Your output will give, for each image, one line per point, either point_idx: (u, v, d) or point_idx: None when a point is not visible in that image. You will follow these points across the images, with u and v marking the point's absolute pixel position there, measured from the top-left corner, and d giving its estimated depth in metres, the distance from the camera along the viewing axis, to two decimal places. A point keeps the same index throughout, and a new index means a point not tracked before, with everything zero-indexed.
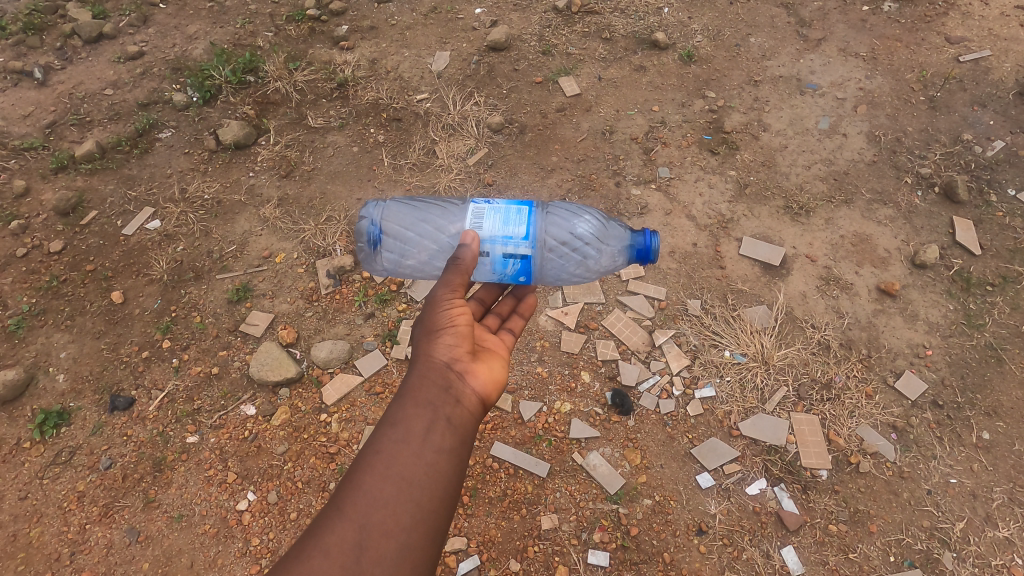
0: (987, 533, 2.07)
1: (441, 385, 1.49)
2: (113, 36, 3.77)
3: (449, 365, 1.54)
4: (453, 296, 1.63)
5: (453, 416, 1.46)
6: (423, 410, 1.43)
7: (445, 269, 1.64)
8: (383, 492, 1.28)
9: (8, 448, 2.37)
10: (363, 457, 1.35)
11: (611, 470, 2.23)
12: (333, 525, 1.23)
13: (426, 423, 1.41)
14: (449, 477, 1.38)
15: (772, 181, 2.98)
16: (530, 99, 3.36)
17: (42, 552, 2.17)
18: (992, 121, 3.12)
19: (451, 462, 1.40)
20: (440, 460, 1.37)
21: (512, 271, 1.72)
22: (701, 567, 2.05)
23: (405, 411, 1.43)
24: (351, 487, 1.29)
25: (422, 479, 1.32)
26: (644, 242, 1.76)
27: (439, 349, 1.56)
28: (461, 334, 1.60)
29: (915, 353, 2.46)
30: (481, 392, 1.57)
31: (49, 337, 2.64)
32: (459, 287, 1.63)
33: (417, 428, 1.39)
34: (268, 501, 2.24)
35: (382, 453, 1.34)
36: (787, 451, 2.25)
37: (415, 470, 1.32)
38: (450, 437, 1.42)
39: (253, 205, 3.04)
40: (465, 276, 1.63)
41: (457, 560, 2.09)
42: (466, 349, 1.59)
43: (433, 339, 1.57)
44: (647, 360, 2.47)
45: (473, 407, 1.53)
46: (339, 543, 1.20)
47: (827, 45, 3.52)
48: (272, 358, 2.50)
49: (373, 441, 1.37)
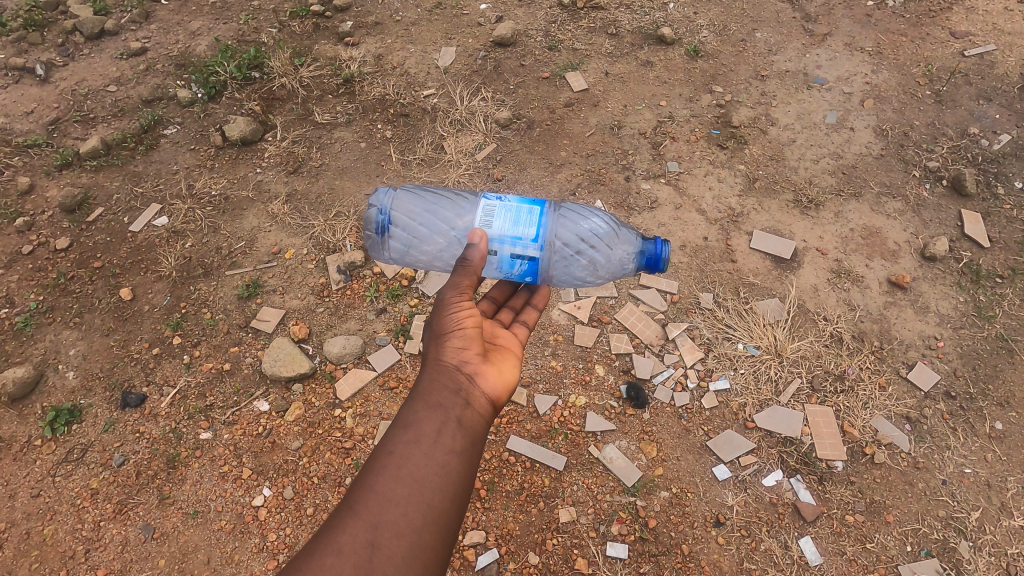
0: (1002, 522, 2.09)
1: (451, 387, 1.48)
2: (115, 33, 3.74)
3: (459, 368, 1.53)
4: (461, 298, 1.62)
5: (464, 418, 1.45)
6: (434, 412, 1.42)
7: (453, 271, 1.64)
8: (395, 491, 1.27)
9: (20, 446, 2.35)
10: (374, 459, 1.34)
11: (628, 463, 2.23)
12: (345, 524, 1.22)
13: (436, 425, 1.40)
14: (460, 478, 1.36)
15: (781, 175, 2.99)
16: (538, 95, 3.36)
17: (56, 550, 2.15)
18: (998, 115, 3.13)
19: (463, 464, 1.38)
20: (451, 461, 1.36)
21: (518, 271, 1.71)
22: (720, 559, 2.06)
23: (416, 413, 1.42)
24: (364, 488, 1.28)
25: (433, 480, 1.31)
26: (654, 251, 1.75)
27: (449, 351, 1.55)
28: (470, 336, 1.59)
29: (927, 345, 2.47)
30: (492, 393, 1.56)
31: (57, 334, 2.62)
32: (467, 289, 1.63)
33: (428, 429, 1.38)
34: (284, 496, 2.23)
35: (394, 455, 1.33)
36: (802, 442, 2.26)
37: (426, 471, 1.31)
38: (461, 438, 1.41)
39: (262, 201, 3.02)
40: (474, 277, 1.62)
41: (476, 553, 2.09)
42: (476, 351, 1.58)
43: (443, 342, 1.57)
44: (660, 353, 2.48)
45: (483, 409, 1.52)
46: (351, 542, 1.19)
47: (832, 40, 3.52)
48: (284, 354, 2.49)
49: (384, 442, 1.37)
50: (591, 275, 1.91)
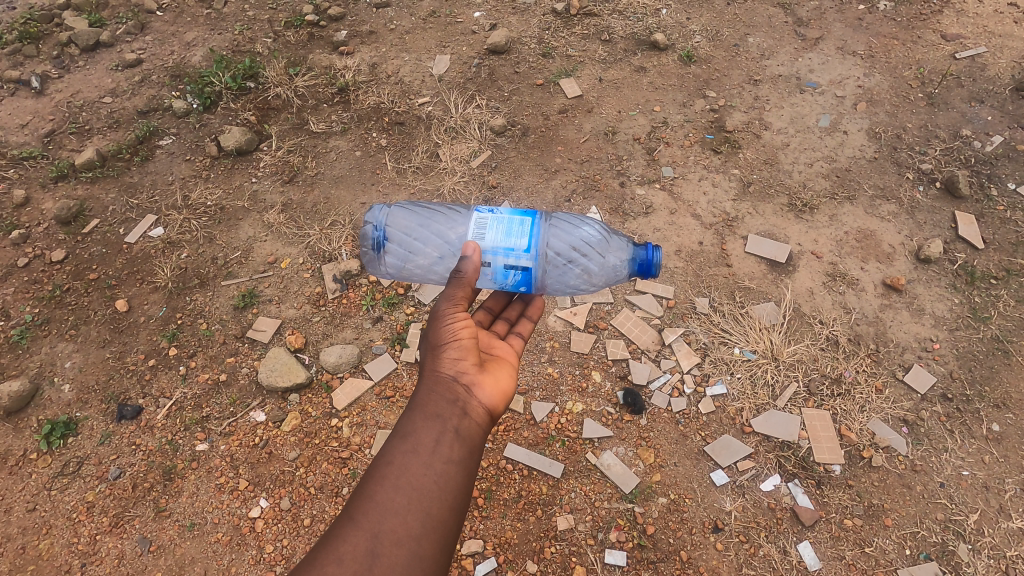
0: (1001, 524, 2.08)
1: (449, 398, 1.48)
2: (111, 44, 3.75)
3: (455, 378, 1.53)
4: (456, 309, 1.62)
5: (462, 428, 1.45)
6: (432, 422, 1.42)
7: (447, 283, 1.64)
8: (394, 501, 1.26)
9: (15, 460, 2.34)
10: (374, 470, 1.33)
11: (625, 469, 2.23)
12: (346, 533, 1.22)
13: (434, 436, 1.39)
14: (459, 487, 1.36)
15: (774, 179, 3.00)
16: (532, 102, 3.37)
17: (52, 564, 2.14)
18: (990, 116, 3.15)
19: (462, 473, 1.38)
20: (450, 471, 1.36)
21: (513, 282, 1.72)
22: (719, 565, 2.05)
23: (414, 423, 1.41)
24: (364, 498, 1.28)
25: (432, 489, 1.31)
26: (646, 256, 1.75)
27: (445, 362, 1.55)
28: (466, 347, 1.59)
29: (922, 347, 2.48)
30: (490, 403, 1.56)
31: (53, 347, 2.61)
32: (461, 300, 1.63)
33: (426, 440, 1.38)
34: (281, 507, 2.22)
35: (393, 464, 1.32)
36: (799, 446, 2.26)
37: (425, 480, 1.31)
38: (459, 448, 1.41)
39: (257, 211, 3.02)
40: (468, 289, 1.63)
41: (474, 562, 2.08)
42: (473, 362, 1.58)
43: (439, 353, 1.57)
44: (657, 358, 2.48)
45: (480, 419, 1.51)
46: (352, 551, 1.19)
47: (824, 44, 3.55)
48: (281, 364, 2.49)
49: (383, 453, 1.36)
50: (586, 284, 1.91)
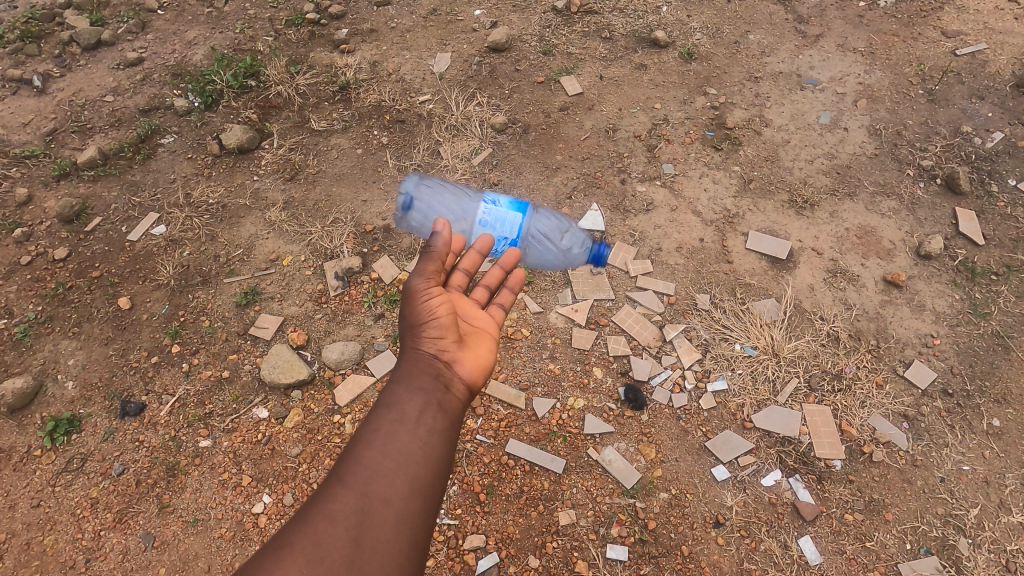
0: (1001, 518, 2.09)
1: (429, 372, 1.50)
2: (112, 43, 3.76)
3: (436, 354, 1.54)
4: (432, 286, 1.63)
5: (443, 400, 1.47)
6: (414, 394, 1.44)
7: (420, 259, 1.67)
8: (381, 464, 1.28)
9: (19, 456, 2.35)
10: (359, 438, 1.35)
11: (627, 465, 2.24)
12: (335, 496, 1.23)
13: (417, 407, 1.42)
14: (443, 452, 1.38)
15: (776, 175, 3.01)
16: (533, 99, 3.37)
17: (57, 560, 2.15)
18: (991, 113, 3.15)
19: (444, 442, 1.40)
20: (433, 439, 1.38)
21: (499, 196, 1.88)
22: (720, 559, 2.06)
23: (396, 395, 1.44)
24: (351, 463, 1.29)
25: (417, 455, 1.33)
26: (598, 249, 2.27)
27: (425, 339, 1.56)
28: (446, 323, 1.59)
29: (923, 343, 2.48)
30: (469, 378, 1.58)
31: (56, 344, 2.62)
32: (434, 276, 1.65)
33: (409, 410, 1.40)
34: (285, 503, 2.23)
35: (377, 432, 1.34)
36: (800, 442, 2.26)
37: (410, 445, 1.33)
38: (441, 419, 1.43)
39: (259, 209, 3.03)
40: (440, 263, 1.65)
41: (476, 557, 2.09)
42: (453, 337, 1.59)
43: (418, 331, 1.57)
44: (658, 355, 2.49)
45: (460, 392, 1.54)
46: (342, 510, 1.20)
47: (825, 41, 3.55)
48: (283, 361, 2.50)
49: (367, 423, 1.38)
50: (557, 258, 2.67)
